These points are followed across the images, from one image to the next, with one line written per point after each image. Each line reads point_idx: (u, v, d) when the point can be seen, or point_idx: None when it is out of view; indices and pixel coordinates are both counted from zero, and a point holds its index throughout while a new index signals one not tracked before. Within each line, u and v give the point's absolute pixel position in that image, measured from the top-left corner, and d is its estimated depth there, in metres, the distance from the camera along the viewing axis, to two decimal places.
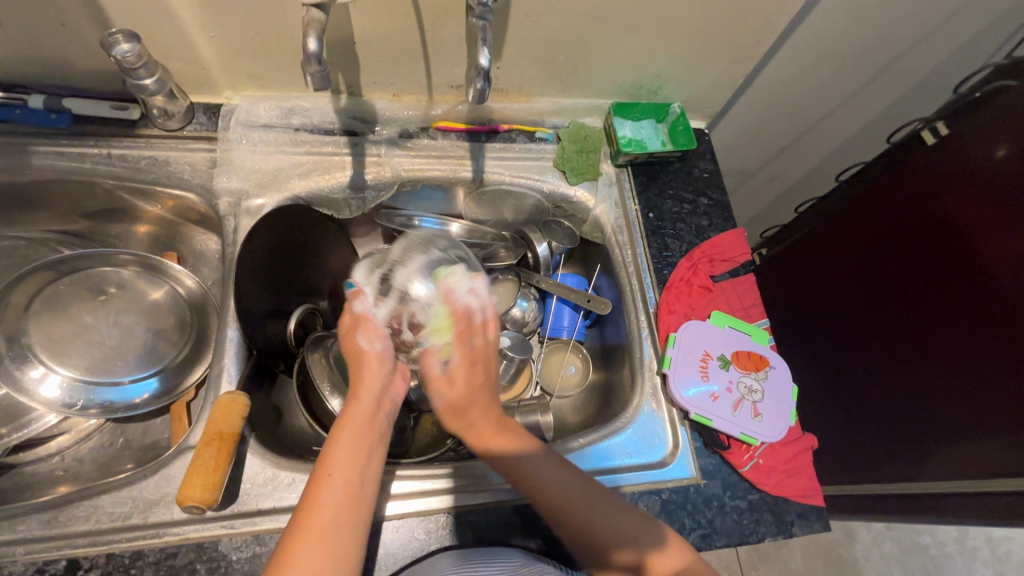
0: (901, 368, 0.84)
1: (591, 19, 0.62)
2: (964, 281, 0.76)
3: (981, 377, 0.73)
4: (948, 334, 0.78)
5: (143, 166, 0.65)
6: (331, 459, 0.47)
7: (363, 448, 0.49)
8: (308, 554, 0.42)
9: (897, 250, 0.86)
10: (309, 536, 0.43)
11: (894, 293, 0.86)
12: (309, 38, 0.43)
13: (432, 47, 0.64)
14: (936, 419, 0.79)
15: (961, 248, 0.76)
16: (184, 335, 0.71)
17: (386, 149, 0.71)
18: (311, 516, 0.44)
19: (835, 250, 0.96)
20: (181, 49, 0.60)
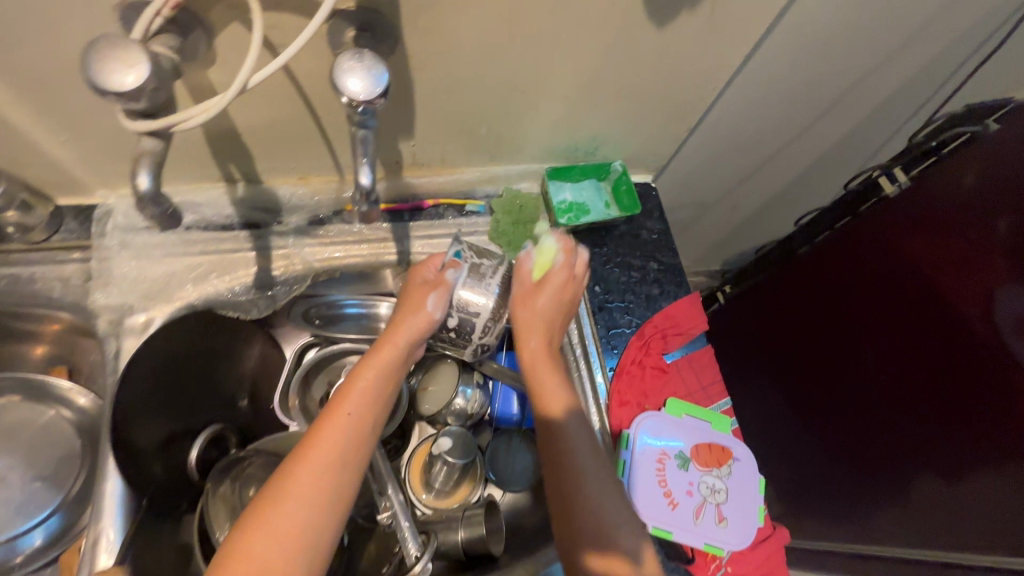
0: (870, 409, 0.81)
1: (509, 91, 0.56)
2: (923, 328, 0.73)
3: (951, 424, 0.71)
4: (909, 378, 0.75)
5: (3, 287, 0.56)
6: (347, 399, 0.47)
7: (382, 392, 0.49)
8: (300, 495, 0.41)
9: (855, 296, 0.82)
10: (306, 476, 0.42)
11: (853, 338, 0.82)
12: (138, 174, 0.36)
13: (331, 131, 0.56)
14: (910, 459, 0.76)
15: (920, 295, 0.73)
16: (79, 464, 0.63)
17: (294, 240, 0.63)
18: (313, 455, 0.43)
19: (798, 293, 0.91)
20: (30, 156, 0.51)
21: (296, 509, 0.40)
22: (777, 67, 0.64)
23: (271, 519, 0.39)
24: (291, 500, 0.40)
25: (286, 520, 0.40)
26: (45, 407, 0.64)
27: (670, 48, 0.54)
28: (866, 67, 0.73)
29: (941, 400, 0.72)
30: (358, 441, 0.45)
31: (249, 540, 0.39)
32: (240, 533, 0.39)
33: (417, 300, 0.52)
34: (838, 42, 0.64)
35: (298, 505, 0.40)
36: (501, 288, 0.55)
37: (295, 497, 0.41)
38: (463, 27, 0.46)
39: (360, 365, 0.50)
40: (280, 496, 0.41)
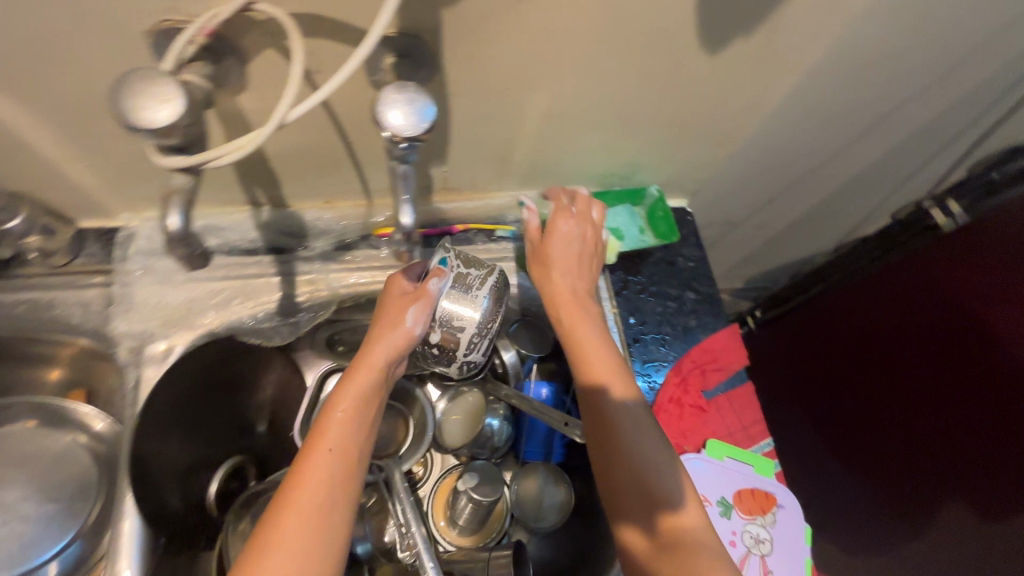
0: (908, 441, 0.77)
1: (547, 118, 0.53)
2: (968, 364, 0.68)
3: (999, 462, 0.66)
4: (952, 414, 0.71)
5: (22, 312, 0.54)
6: (329, 430, 0.41)
7: (367, 413, 0.43)
8: (287, 552, 0.36)
9: (891, 328, 0.78)
10: (291, 528, 0.37)
11: (890, 369, 0.78)
12: (169, 215, 0.34)
13: (362, 156, 0.54)
14: (955, 495, 0.72)
15: (964, 331, 0.69)
16: (93, 494, 0.60)
17: (320, 265, 0.61)
18: (297, 502, 0.38)
19: (827, 317, 0.88)
20: (53, 181, 0.50)
21: (284, 568, 0.35)
22: (824, 92, 0.61)
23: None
24: (278, 558, 0.35)
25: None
26: (61, 433, 0.61)
27: (719, 76, 0.52)
28: (916, 90, 0.69)
29: (988, 438, 0.67)
30: (345, 478, 0.40)
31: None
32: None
33: (396, 310, 0.48)
34: (890, 66, 0.61)
35: (285, 564, 0.35)
36: (488, 298, 0.51)
37: (281, 556, 0.36)
38: (505, 54, 0.44)
39: (336, 387, 0.44)
40: (263, 553, 0.36)
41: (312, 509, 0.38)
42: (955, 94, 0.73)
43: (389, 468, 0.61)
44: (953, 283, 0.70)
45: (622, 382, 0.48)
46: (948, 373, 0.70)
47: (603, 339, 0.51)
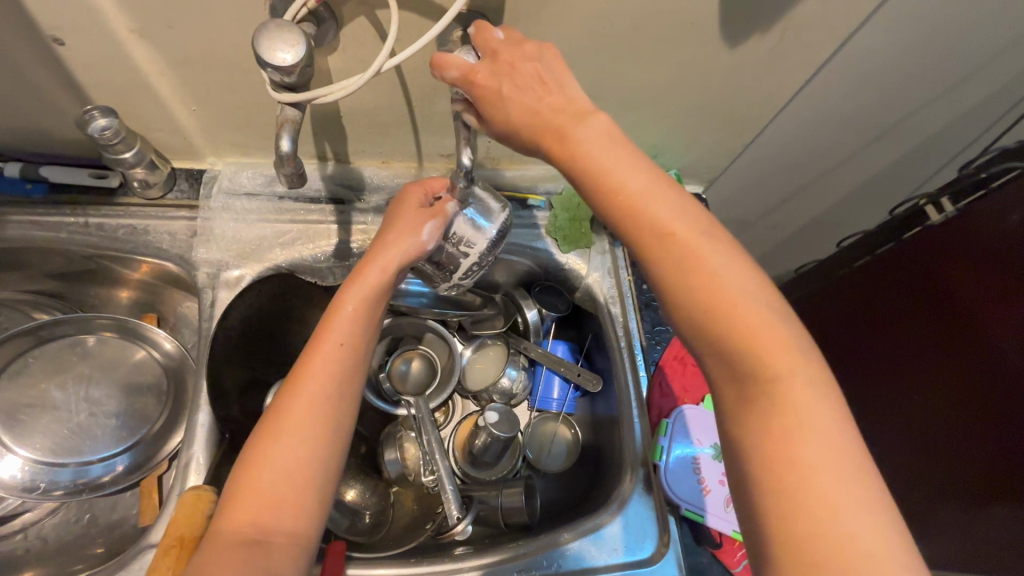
0: (901, 427, 0.79)
1: (584, 98, 0.61)
2: (956, 353, 0.71)
3: (978, 447, 0.68)
4: (939, 398, 0.73)
5: (121, 235, 0.63)
6: (336, 326, 0.46)
7: (369, 316, 0.48)
8: (298, 424, 0.42)
9: (892, 319, 0.81)
10: (299, 408, 0.42)
11: (892, 358, 0.81)
12: (281, 137, 0.43)
13: (420, 120, 0.62)
14: (939, 482, 0.73)
15: (954, 321, 0.72)
16: (161, 404, 0.67)
17: (373, 218, 0.70)
18: (306, 387, 0.43)
19: (840, 306, 0.90)
20: (163, 122, 0.59)
21: (298, 437, 0.41)
22: (832, 93, 0.68)
23: (275, 450, 0.41)
24: (291, 429, 0.42)
25: (287, 449, 0.41)
26: (137, 347, 0.69)
27: (737, 69, 0.59)
28: (919, 100, 0.76)
29: (971, 424, 0.69)
30: (348, 371, 0.45)
31: (255, 468, 0.40)
32: (247, 461, 0.41)
33: (413, 221, 0.51)
34: (893, 74, 0.68)
35: (297, 434, 0.42)
36: (497, 230, 0.53)
37: (293, 429, 0.42)
38: (554, 36, 0.52)
39: (343, 290, 0.48)
40: (279, 427, 0.42)
41: (307, 397, 0.43)
42: (957, 106, 0.80)
43: (419, 405, 0.68)
44: (943, 277, 0.73)
45: (779, 331, 0.36)
46: (941, 358, 0.73)
47: (772, 302, 0.37)
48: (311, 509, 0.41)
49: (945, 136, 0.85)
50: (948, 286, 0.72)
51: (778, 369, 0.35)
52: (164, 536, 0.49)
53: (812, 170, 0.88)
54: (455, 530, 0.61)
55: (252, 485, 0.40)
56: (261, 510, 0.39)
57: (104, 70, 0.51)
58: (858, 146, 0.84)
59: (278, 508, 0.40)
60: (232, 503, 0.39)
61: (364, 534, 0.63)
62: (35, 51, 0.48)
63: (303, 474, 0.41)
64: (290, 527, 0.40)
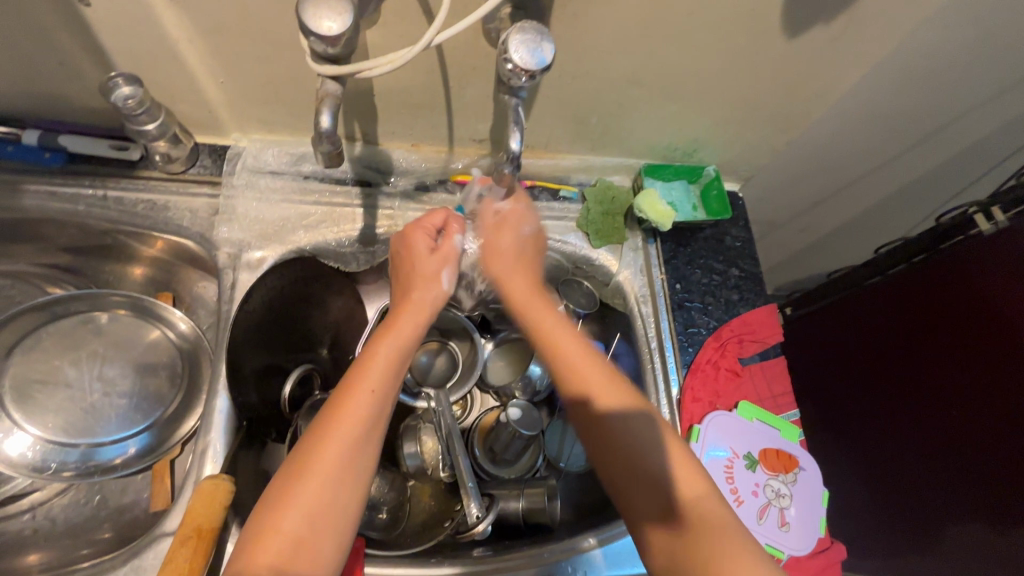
0: (913, 446, 0.73)
1: (629, 85, 0.58)
2: (991, 370, 0.65)
3: (1001, 471, 0.63)
4: (964, 417, 0.67)
5: (140, 210, 0.61)
6: (371, 370, 0.45)
7: (403, 360, 0.47)
8: (322, 471, 0.41)
9: (915, 330, 0.74)
10: (324, 456, 0.41)
11: (909, 370, 0.74)
12: (321, 112, 0.41)
13: (456, 103, 0.59)
14: (956, 504, 0.68)
15: (991, 336, 0.65)
16: (175, 387, 0.65)
17: (400, 203, 0.67)
18: (334, 433, 0.42)
19: (853, 314, 0.84)
20: (188, 93, 0.56)
21: (322, 485, 0.40)
22: (885, 92, 0.65)
23: (296, 497, 0.40)
24: (315, 477, 0.40)
25: (308, 496, 0.40)
26: (152, 326, 0.66)
27: (793, 62, 0.56)
28: (973, 103, 0.72)
29: (996, 447, 0.64)
30: (379, 416, 0.44)
31: (274, 513, 0.39)
32: (267, 508, 0.40)
33: (430, 269, 0.51)
34: (951, 74, 0.65)
35: (318, 482, 0.40)
36: None
37: (315, 477, 0.40)
38: (607, 17, 0.49)
39: (379, 334, 0.47)
40: (300, 473, 0.40)
41: (340, 454, 0.41)
42: (1011, 111, 0.76)
43: (439, 399, 0.65)
44: (988, 286, 0.65)
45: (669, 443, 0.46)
46: (972, 375, 0.67)
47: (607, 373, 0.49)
48: (331, 556, 0.40)
49: (995, 142, 0.82)
50: (993, 297, 0.65)
51: (694, 493, 0.43)
52: (181, 525, 0.47)
53: (852, 172, 0.85)
54: (472, 532, 0.58)
55: (272, 530, 0.39)
56: (280, 559, 0.38)
57: (130, 35, 0.48)
58: (903, 149, 0.81)
59: (299, 558, 0.39)
60: (250, 550, 0.38)
61: (382, 529, 0.62)
62: (59, 11, 0.46)
63: (325, 524, 0.40)
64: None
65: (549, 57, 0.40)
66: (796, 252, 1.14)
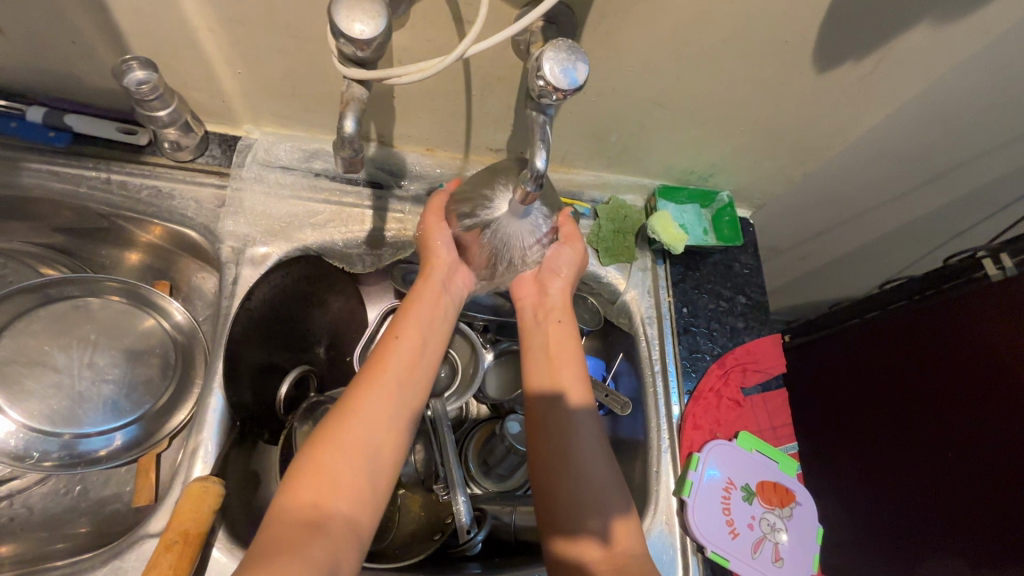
0: (897, 473, 0.73)
1: (653, 106, 0.57)
2: (985, 410, 0.64)
3: (986, 511, 0.63)
4: (949, 452, 0.67)
5: (144, 197, 0.60)
6: (400, 331, 0.50)
7: (433, 324, 0.52)
8: (362, 411, 0.45)
9: (912, 364, 0.73)
10: (380, 395, 0.46)
11: (903, 395, 0.74)
12: (346, 116, 0.40)
13: (475, 113, 0.58)
14: (935, 536, 0.68)
15: (988, 379, 0.64)
16: (167, 380, 0.64)
17: (411, 207, 0.66)
18: (375, 381, 0.47)
19: (856, 339, 0.82)
20: (203, 82, 0.54)
21: (368, 429, 0.44)
22: (903, 133, 0.65)
23: (343, 440, 0.43)
24: (371, 413, 0.45)
25: (354, 437, 0.44)
26: (146, 315, 0.65)
27: (821, 96, 0.56)
28: (988, 146, 0.73)
29: (985, 488, 0.63)
30: (411, 374, 0.49)
31: (327, 454, 0.42)
32: (327, 444, 0.43)
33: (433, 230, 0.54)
34: (970, 119, 0.65)
35: (367, 426, 0.44)
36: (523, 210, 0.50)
37: (364, 419, 0.44)
38: (639, 40, 0.49)
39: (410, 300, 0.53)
40: (352, 426, 0.44)
41: (365, 447, 0.44)
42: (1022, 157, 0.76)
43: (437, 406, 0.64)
44: (988, 326, 0.65)
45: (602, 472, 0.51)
46: (966, 413, 0.66)
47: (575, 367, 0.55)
48: (373, 500, 0.43)
49: (1004, 186, 0.82)
50: (993, 342, 0.64)
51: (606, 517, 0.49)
52: (167, 529, 0.46)
53: (861, 206, 0.85)
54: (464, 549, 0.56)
55: (317, 468, 0.42)
56: (326, 493, 0.41)
57: (150, 19, 0.47)
58: (914, 187, 0.81)
59: (353, 496, 0.42)
60: (291, 489, 0.41)
61: (371, 539, 0.60)
62: None
63: (376, 454, 0.44)
64: (353, 514, 0.42)
65: (582, 79, 0.40)
66: (799, 280, 1.13)
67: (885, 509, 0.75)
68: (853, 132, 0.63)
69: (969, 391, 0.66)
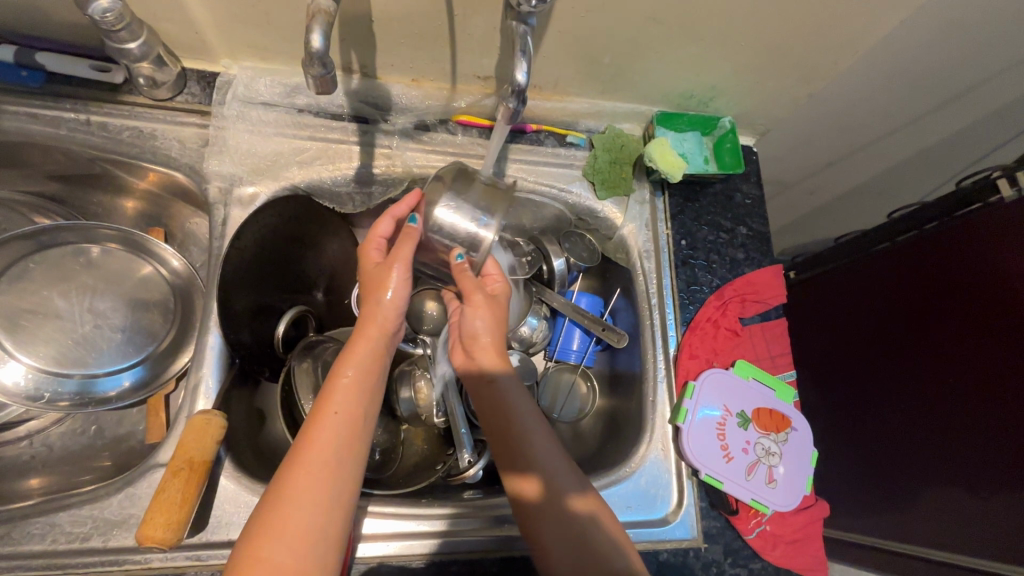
0: (901, 406, 0.72)
1: (647, 21, 0.54)
2: (996, 338, 0.62)
3: (996, 440, 0.62)
4: (958, 382, 0.66)
5: (126, 138, 0.58)
6: (335, 395, 0.44)
7: (371, 385, 0.46)
8: (301, 499, 0.40)
9: (922, 297, 0.71)
10: (316, 466, 0.41)
11: (911, 327, 0.72)
12: (312, 32, 0.38)
13: (459, 36, 0.55)
14: (936, 466, 0.67)
15: (1001, 308, 0.62)
16: (168, 323, 0.65)
17: (398, 141, 0.64)
18: (310, 451, 0.42)
19: (865, 270, 0.79)
20: (173, 11, 0.52)
21: (311, 517, 0.40)
22: (918, 46, 0.61)
23: (285, 532, 0.39)
24: (307, 484, 0.41)
25: (299, 526, 0.39)
26: (142, 261, 0.65)
27: (829, 1, 0.52)
28: (1012, 59, 0.68)
29: (997, 419, 0.62)
30: (353, 431, 0.44)
31: (264, 538, 0.39)
32: (267, 523, 0.39)
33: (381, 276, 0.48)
34: (993, 27, 0.60)
35: (309, 515, 0.40)
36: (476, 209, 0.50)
37: (302, 494, 0.40)
38: None
39: (347, 351, 0.47)
40: (290, 503, 0.40)
41: (305, 527, 0.40)
42: None
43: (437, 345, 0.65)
44: (1006, 250, 0.61)
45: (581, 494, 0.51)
46: (978, 344, 0.64)
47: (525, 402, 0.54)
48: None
49: None
50: (1007, 269, 0.61)
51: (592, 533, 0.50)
52: (173, 458, 0.48)
53: (873, 132, 0.81)
54: (463, 477, 0.57)
55: (254, 559, 0.38)
56: None
57: None
58: (929, 108, 0.76)
59: None
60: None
61: (374, 469, 0.62)
62: None
63: (318, 529, 0.40)
64: None
65: None
66: (808, 216, 1.10)
67: (885, 442, 0.74)
68: (862, 45, 0.59)
69: (983, 322, 0.64)
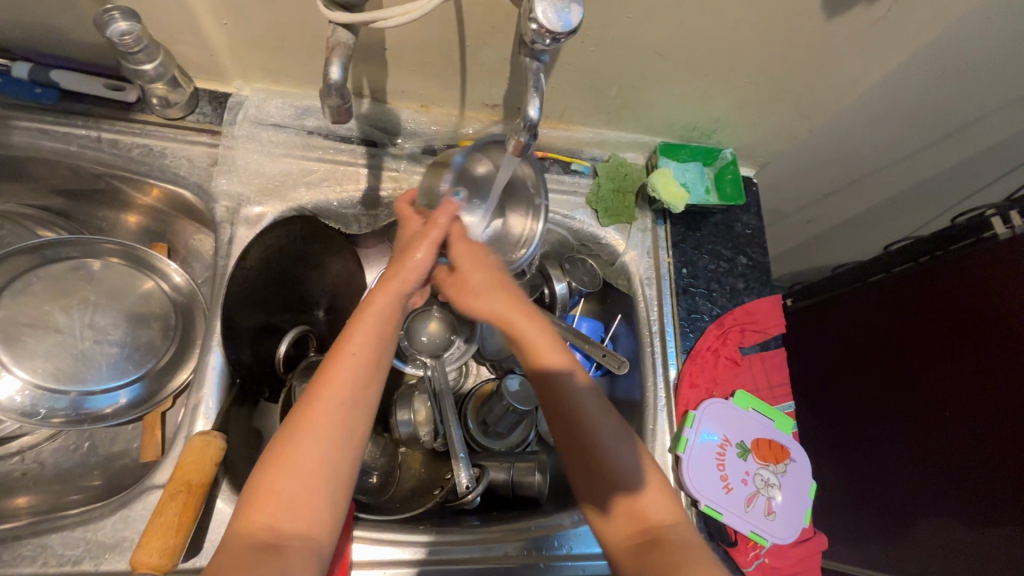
0: (896, 435, 0.72)
1: (653, 57, 0.55)
2: (987, 372, 0.63)
3: (988, 473, 0.62)
4: (954, 415, 0.66)
5: (135, 155, 0.59)
6: (354, 336, 0.45)
7: (388, 329, 0.46)
8: (317, 434, 0.41)
9: (917, 329, 0.71)
10: (329, 403, 0.42)
11: (906, 358, 0.73)
12: (331, 64, 0.39)
13: (470, 66, 0.56)
14: (930, 496, 0.67)
15: (995, 344, 0.63)
16: (168, 340, 0.64)
17: (406, 165, 0.65)
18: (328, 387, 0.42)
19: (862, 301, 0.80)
20: (190, 34, 0.53)
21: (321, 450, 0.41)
22: (913, 87, 0.63)
23: (294, 465, 0.40)
24: (320, 421, 0.41)
25: (310, 458, 0.40)
26: (145, 277, 0.65)
27: (828, 44, 0.54)
28: (1002, 101, 0.70)
29: (989, 453, 0.62)
30: (370, 372, 0.44)
31: (276, 468, 0.40)
32: (279, 452, 0.40)
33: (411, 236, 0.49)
34: (984, 72, 0.63)
35: (318, 448, 0.41)
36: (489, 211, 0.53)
37: (316, 427, 0.41)
38: None
39: (374, 290, 0.46)
40: (301, 435, 0.41)
41: (313, 459, 0.40)
42: None
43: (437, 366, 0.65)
44: (999, 286, 0.62)
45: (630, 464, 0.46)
46: (972, 376, 0.65)
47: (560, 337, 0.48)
48: (326, 511, 0.41)
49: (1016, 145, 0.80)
50: (1000, 306, 0.62)
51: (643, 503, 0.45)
52: (170, 480, 0.47)
53: (869, 166, 0.83)
54: (461, 503, 0.57)
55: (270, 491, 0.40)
56: (276, 516, 0.39)
57: None
58: (924, 145, 0.78)
59: (298, 511, 0.39)
60: (245, 510, 0.39)
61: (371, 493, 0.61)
62: None
63: (326, 464, 0.41)
64: (306, 531, 0.39)
65: (576, 21, 0.39)
66: (805, 244, 1.12)
67: (879, 469, 0.74)
68: (859, 85, 0.61)
69: (978, 356, 0.64)
